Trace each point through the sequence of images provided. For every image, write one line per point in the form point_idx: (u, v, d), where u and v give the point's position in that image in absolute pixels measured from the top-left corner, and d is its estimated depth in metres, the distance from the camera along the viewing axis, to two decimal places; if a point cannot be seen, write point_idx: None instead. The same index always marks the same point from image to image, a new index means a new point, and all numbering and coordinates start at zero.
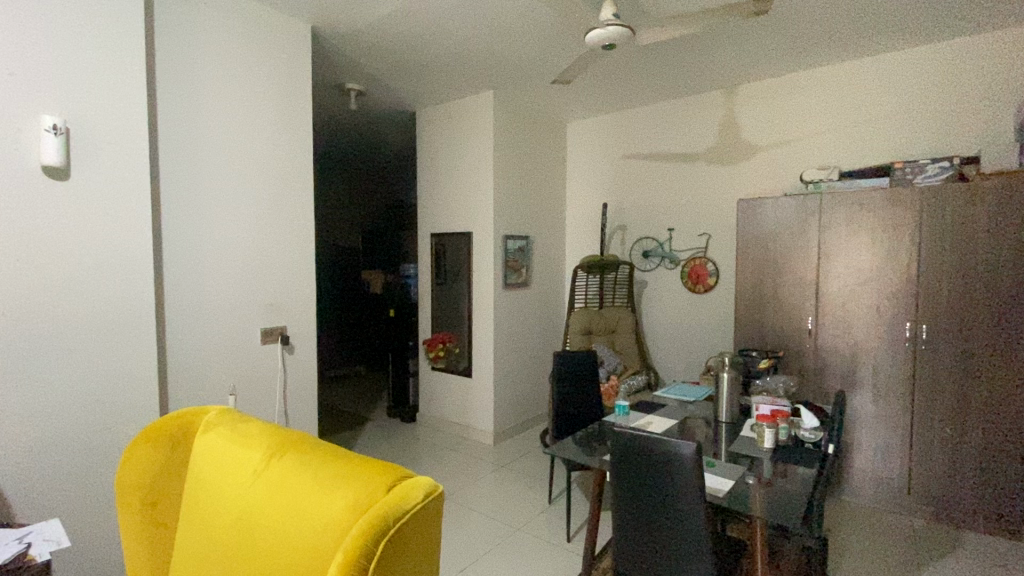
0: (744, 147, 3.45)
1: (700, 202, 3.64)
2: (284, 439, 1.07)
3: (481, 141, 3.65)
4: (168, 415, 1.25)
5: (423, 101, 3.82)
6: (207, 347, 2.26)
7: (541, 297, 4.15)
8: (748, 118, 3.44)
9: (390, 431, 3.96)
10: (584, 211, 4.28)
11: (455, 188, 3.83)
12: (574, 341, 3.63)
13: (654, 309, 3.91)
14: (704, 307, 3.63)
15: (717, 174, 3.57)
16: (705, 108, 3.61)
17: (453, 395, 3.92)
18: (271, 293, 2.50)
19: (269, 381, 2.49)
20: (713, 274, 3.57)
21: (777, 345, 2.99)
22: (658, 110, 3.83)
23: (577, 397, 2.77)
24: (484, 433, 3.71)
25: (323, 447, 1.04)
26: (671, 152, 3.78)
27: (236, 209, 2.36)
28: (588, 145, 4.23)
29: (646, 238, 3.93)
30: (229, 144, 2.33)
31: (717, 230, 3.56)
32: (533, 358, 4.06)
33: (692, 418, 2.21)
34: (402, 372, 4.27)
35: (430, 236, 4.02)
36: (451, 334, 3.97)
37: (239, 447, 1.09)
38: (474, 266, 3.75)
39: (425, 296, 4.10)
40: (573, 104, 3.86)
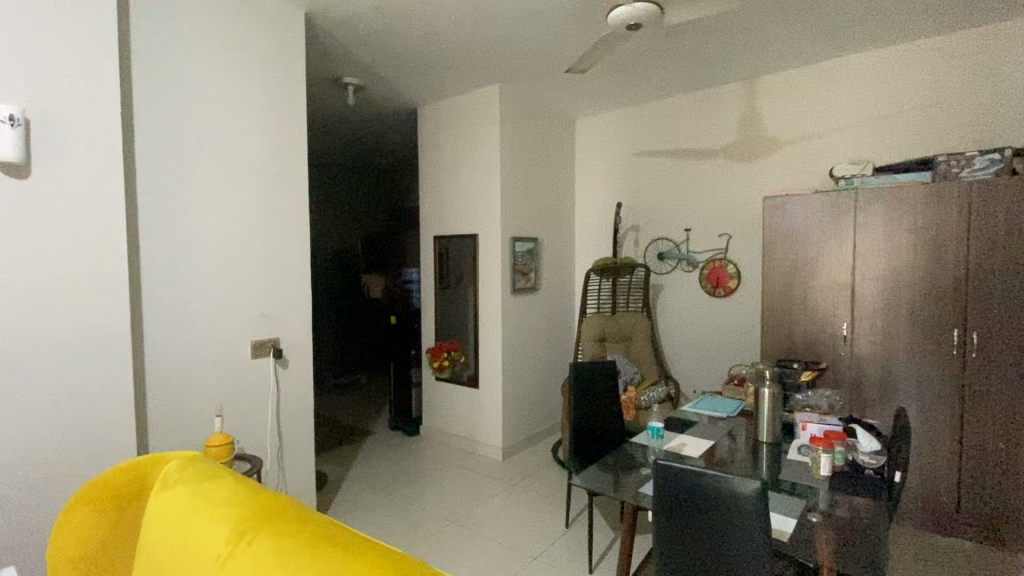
0: (767, 141, 3.24)
1: (720, 200, 3.43)
2: (259, 513, 0.93)
3: (487, 138, 3.44)
4: (110, 472, 1.09)
5: (426, 96, 3.62)
6: (190, 362, 2.04)
7: (551, 302, 3.92)
8: (771, 110, 3.23)
9: (392, 445, 3.73)
10: (595, 211, 4.07)
11: (460, 187, 3.62)
12: (587, 350, 3.42)
13: (671, 314, 3.69)
14: (725, 312, 3.41)
15: (738, 171, 3.36)
16: (725, 101, 3.40)
17: (459, 407, 3.69)
18: (262, 302, 2.28)
19: (260, 398, 2.27)
20: (734, 277, 3.35)
21: (808, 353, 2.78)
22: (673, 104, 3.63)
23: (596, 417, 2.55)
24: (492, 448, 3.49)
25: (307, 524, 0.90)
26: (688, 148, 3.57)
27: (223, 210, 2.15)
28: (598, 142, 4.02)
29: (662, 239, 3.71)
30: (214, 139, 2.12)
31: (738, 230, 3.35)
32: (543, 367, 3.84)
33: (730, 439, 2.01)
34: (404, 382, 4.05)
35: (434, 238, 3.81)
36: (456, 341, 3.75)
37: (204, 522, 0.94)
38: (481, 270, 3.53)
39: (428, 302, 3.88)
40: (583, 98, 3.65)
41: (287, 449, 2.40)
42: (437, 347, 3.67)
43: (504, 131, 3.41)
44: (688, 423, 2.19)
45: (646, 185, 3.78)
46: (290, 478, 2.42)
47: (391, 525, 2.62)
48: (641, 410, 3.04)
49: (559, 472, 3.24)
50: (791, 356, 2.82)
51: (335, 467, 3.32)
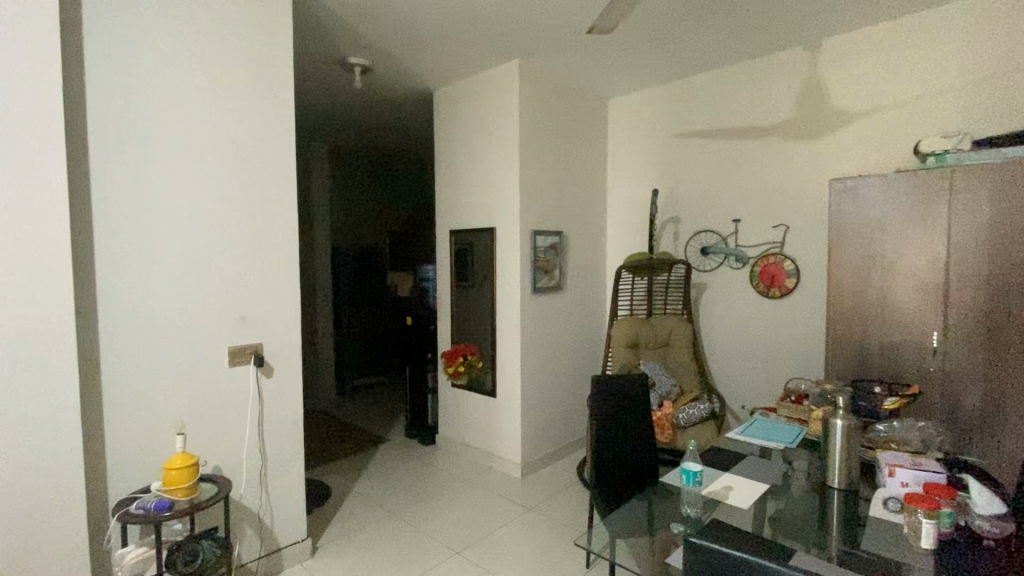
0: (834, 115, 2.74)
1: (776, 185, 2.95)
2: None
3: (505, 121, 3.10)
4: None
5: (441, 77, 3.32)
6: (154, 371, 1.82)
7: (578, 302, 3.55)
8: (841, 77, 2.72)
9: (405, 455, 3.48)
10: (630, 201, 3.65)
11: (476, 176, 3.30)
12: (617, 357, 3.02)
13: (715, 317, 3.24)
14: (781, 316, 2.94)
15: (797, 150, 2.87)
16: (782, 70, 2.92)
17: (476, 416, 3.39)
18: (239, 303, 2.04)
19: (237, 411, 2.02)
20: (792, 275, 2.87)
21: (886, 370, 2.29)
22: (720, 77, 3.17)
23: (626, 446, 2.18)
24: (510, 463, 3.16)
25: None
26: (736, 126, 3.10)
27: (193, 199, 1.91)
28: (635, 123, 3.59)
29: (706, 231, 3.26)
30: (183, 119, 1.88)
31: (798, 220, 2.86)
32: (569, 374, 3.47)
33: (791, 482, 1.59)
34: (420, 386, 3.80)
35: (450, 233, 3.51)
36: (473, 344, 3.42)
37: None
38: (498, 267, 3.21)
39: (445, 301, 3.59)
40: (615, 72, 3.24)
41: (272, 468, 2.15)
42: (452, 351, 3.35)
43: (524, 112, 3.06)
44: (738, 456, 1.78)
45: (688, 171, 3.34)
46: (276, 498, 2.17)
47: (388, 554, 2.34)
48: (681, 430, 2.62)
49: (584, 495, 2.88)
50: (866, 373, 2.34)
51: (341, 479, 3.09)
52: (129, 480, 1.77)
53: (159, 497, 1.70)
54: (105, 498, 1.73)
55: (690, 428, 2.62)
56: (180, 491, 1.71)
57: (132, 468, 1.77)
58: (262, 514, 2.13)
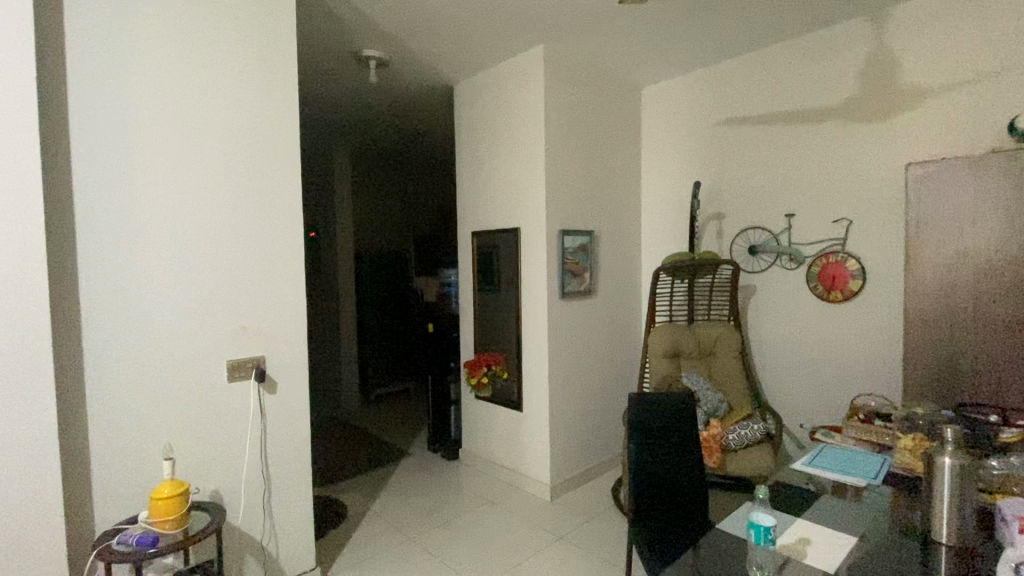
0: (905, 92, 2.40)
1: (838, 175, 2.60)
2: None
3: (529, 113, 2.86)
4: None
5: (461, 69, 3.12)
6: (144, 387, 1.66)
7: (611, 307, 3.27)
8: (912, 49, 2.37)
9: (427, 472, 3.28)
10: (667, 197, 3.35)
11: (499, 173, 3.08)
12: (657, 368, 2.75)
13: (766, 323, 2.91)
14: (845, 323, 2.59)
15: (862, 134, 2.52)
16: (840, 45, 2.59)
17: (501, 430, 3.16)
18: (239, 313, 1.87)
19: (236, 430, 1.85)
20: (858, 276, 2.53)
21: (983, 394, 1.96)
22: (768, 58, 2.85)
23: (674, 482, 1.89)
24: (538, 483, 2.92)
25: None
26: (788, 111, 2.78)
27: (187, 199, 1.75)
28: (672, 113, 3.30)
29: (754, 228, 2.94)
30: (176, 111, 1.73)
31: (863, 213, 2.52)
32: (601, 385, 3.19)
33: (883, 531, 1.30)
34: (442, 398, 3.60)
35: (472, 235, 3.30)
36: (498, 353, 3.19)
37: None
38: (524, 270, 2.97)
39: (468, 307, 3.37)
40: (649, 56, 2.96)
41: (276, 493, 1.97)
42: (474, 361, 3.11)
43: (550, 101, 2.81)
44: (811, 497, 1.48)
45: (732, 162, 3.03)
46: (282, 524, 1.99)
47: None
48: (729, 453, 2.34)
49: (621, 522, 2.60)
50: (957, 397, 2.02)
51: (358, 498, 2.92)
52: (116, 507, 1.62)
53: (147, 529, 1.52)
54: (91, 529, 1.58)
55: (740, 451, 2.34)
56: (169, 523, 1.52)
57: (119, 495, 1.62)
58: (266, 542, 1.95)
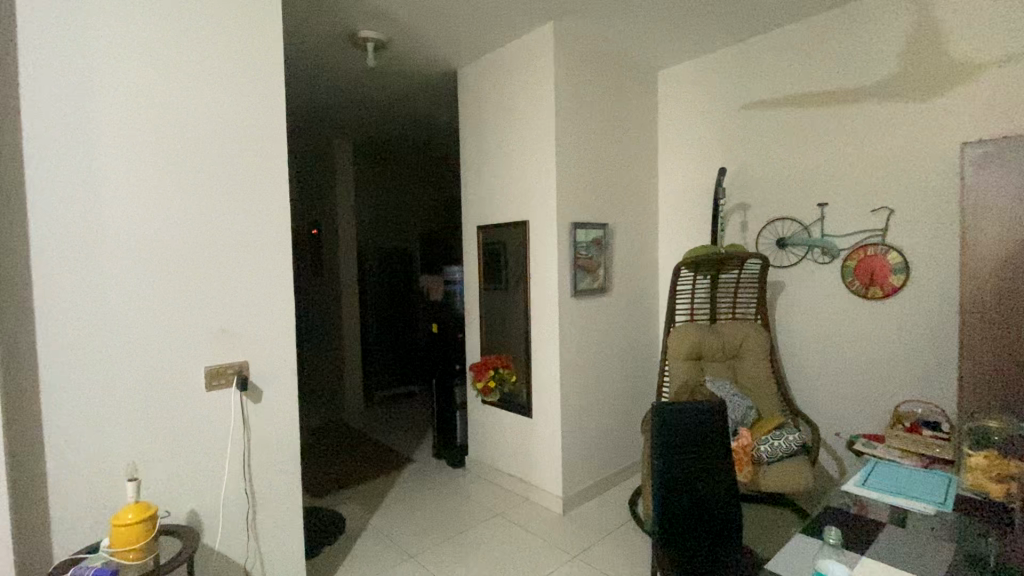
0: (955, 66, 2.15)
1: (878, 159, 2.37)
2: None
3: (538, 97, 2.66)
4: None
5: (465, 52, 2.91)
6: (109, 397, 1.49)
7: (626, 305, 3.06)
8: (963, 17, 2.13)
9: (432, 481, 3.10)
10: (686, 188, 3.13)
11: (506, 163, 2.88)
12: (677, 372, 2.56)
13: (797, 323, 2.68)
14: (886, 322, 2.36)
15: (906, 113, 2.28)
16: (879, 16, 2.35)
17: (510, 437, 2.96)
18: (220, 314, 1.69)
19: (217, 443, 1.67)
20: (900, 270, 2.30)
21: None
22: (797, 35, 2.62)
23: (703, 502, 1.69)
24: (549, 495, 2.72)
25: None
26: (819, 91, 2.55)
27: (157, 187, 1.57)
28: (690, 98, 3.08)
29: (782, 220, 2.71)
30: (144, 87, 1.55)
31: (906, 201, 2.29)
32: (616, 389, 2.99)
33: (965, 570, 1.09)
34: (448, 402, 3.42)
35: (477, 229, 3.10)
36: (505, 355, 2.99)
37: None
38: (533, 266, 2.77)
39: (474, 305, 3.18)
40: (665, 34, 2.74)
41: (261, 513, 1.80)
42: (481, 364, 2.95)
43: (560, 83, 2.60)
44: (874, 528, 1.27)
45: (757, 149, 2.80)
46: (267, 546, 1.81)
47: None
48: (761, 466, 2.13)
49: (640, 539, 2.39)
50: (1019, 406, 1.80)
51: (358, 511, 2.74)
52: (79, 532, 1.44)
53: (107, 561, 1.33)
54: (49, 558, 1.41)
55: (772, 464, 2.13)
56: (132, 553, 1.33)
57: (81, 518, 1.45)
58: (251, 565, 1.78)
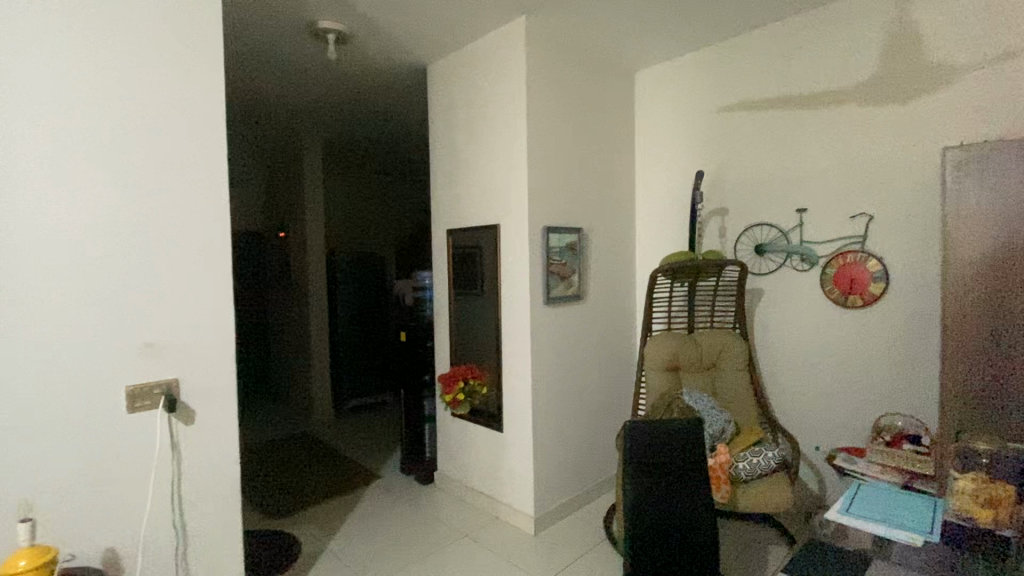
0: (935, 70, 2.09)
1: (857, 164, 2.30)
2: None
3: (508, 95, 2.53)
4: None
5: (435, 47, 2.77)
6: (12, 420, 1.33)
7: (602, 313, 2.95)
8: (943, 19, 2.07)
9: (397, 499, 2.93)
10: (663, 192, 3.04)
11: (476, 164, 2.75)
12: (654, 383, 2.45)
13: (775, 332, 2.60)
14: (866, 331, 2.29)
15: (886, 117, 2.22)
16: (858, 18, 2.28)
17: (480, 452, 2.82)
18: (145, 324, 1.53)
19: (141, 468, 1.52)
20: (880, 279, 2.23)
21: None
22: (774, 35, 2.55)
23: (680, 528, 1.58)
24: (519, 514, 2.59)
25: None
26: (797, 94, 2.48)
27: (71, 184, 1.41)
28: (667, 100, 3.00)
29: (761, 225, 2.63)
30: (60, 74, 1.39)
31: (886, 207, 2.22)
32: (591, 400, 2.87)
33: None
34: (416, 415, 3.25)
35: (446, 233, 2.96)
36: (475, 366, 2.85)
37: None
38: (503, 273, 2.64)
39: (443, 312, 3.03)
40: (642, 33, 2.64)
41: (194, 546, 1.63)
42: (450, 375, 2.75)
43: (532, 80, 2.48)
44: (859, 565, 1.16)
45: (735, 152, 2.72)
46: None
47: None
48: (739, 484, 2.03)
49: (613, 561, 2.27)
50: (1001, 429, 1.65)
51: (315, 532, 2.57)
52: None
53: None
54: None
55: (751, 482, 2.04)
56: None
57: None
58: None
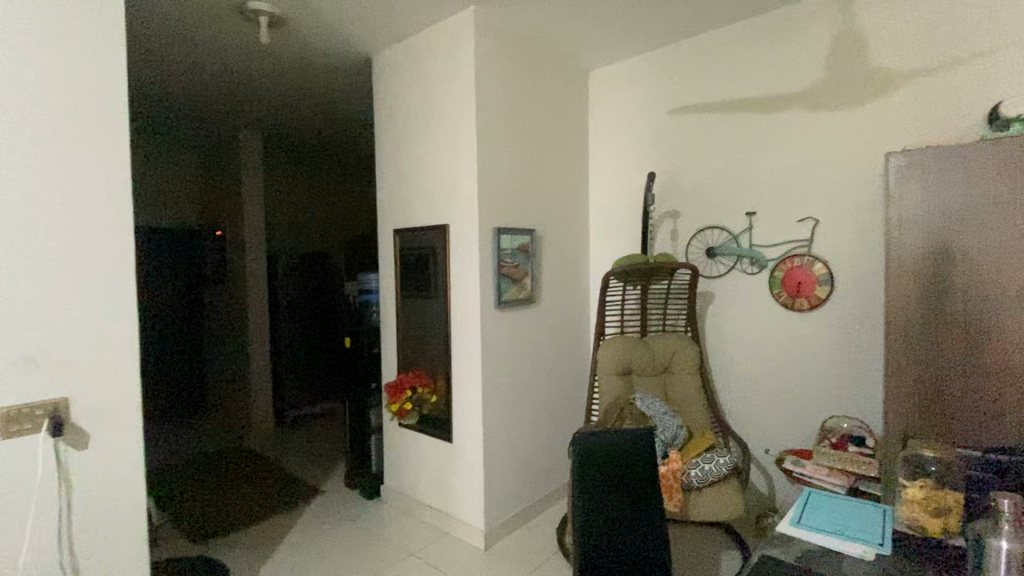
0: (877, 77, 2.13)
1: (804, 168, 2.32)
2: None
3: (458, 89, 2.41)
4: None
5: (380, 36, 2.61)
6: None
7: (555, 316, 2.87)
8: (884, 27, 2.11)
9: (340, 516, 2.75)
10: (615, 193, 3.01)
11: (423, 161, 2.61)
12: (606, 388, 2.39)
13: (725, 335, 2.59)
14: (812, 334, 2.31)
15: (831, 123, 2.24)
16: (805, 24, 2.31)
17: (428, 463, 2.68)
18: (24, 337, 1.37)
19: (21, 495, 1.38)
20: (825, 282, 2.26)
21: (972, 423, 1.61)
22: (725, 39, 2.55)
23: (629, 543, 1.51)
24: (470, 527, 2.47)
25: None
26: (746, 97, 2.49)
27: None
28: (620, 100, 2.96)
29: (712, 228, 2.62)
30: None
31: (830, 212, 2.25)
32: (544, 407, 2.78)
33: None
34: (362, 425, 3.07)
35: (393, 233, 2.81)
36: (424, 373, 2.71)
37: None
38: (453, 275, 2.52)
39: (389, 317, 2.87)
40: (595, 30, 2.59)
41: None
42: (397, 383, 2.62)
43: (483, 75, 2.38)
44: None
45: (687, 154, 2.71)
46: None
47: None
48: (691, 493, 1.99)
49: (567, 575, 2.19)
50: (942, 433, 1.66)
51: (247, 558, 2.35)
52: None
53: None
54: None
55: (703, 490, 2.00)
56: None
57: None
58: None
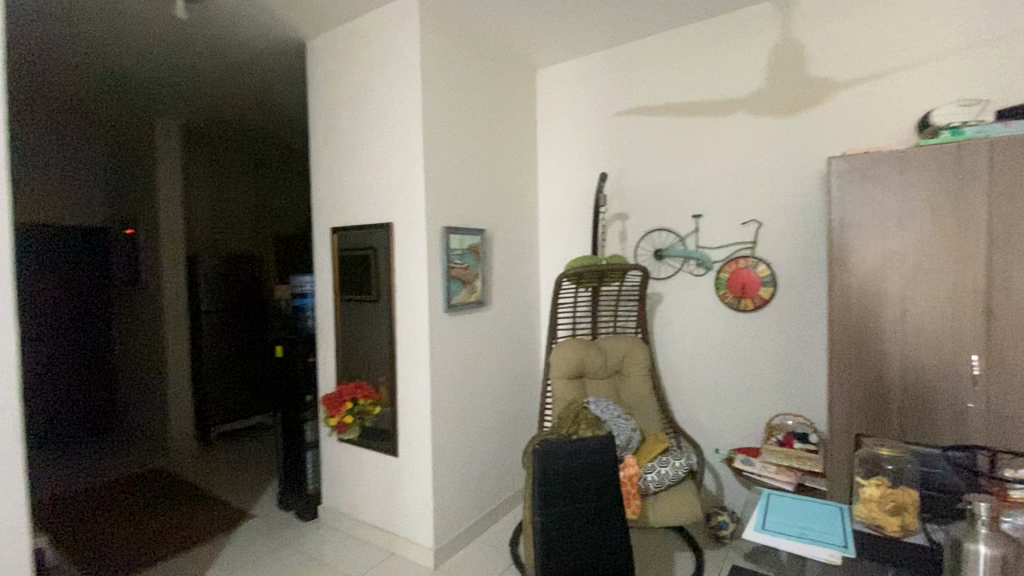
0: (814, 86, 2.21)
1: (747, 172, 2.37)
2: None
3: (401, 80, 2.27)
4: None
5: (313, 20, 2.41)
6: None
7: (504, 320, 2.77)
8: (820, 39, 2.20)
9: (272, 542, 2.50)
10: (564, 194, 2.96)
11: (363, 156, 2.44)
12: (560, 393, 2.33)
13: (673, 336, 2.61)
14: (756, 334, 2.37)
15: (774, 128, 2.31)
16: (747, 32, 2.36)
17: (371, 480, 2.49)
18: None
19: None
20: (768, 283, 2.31)
21: (910, 418, 1.67)
22: (670, 43, 2.57)
23: (591, 556, 1.44)
24: (417, 546, 2.32)
25: None
26: (691, 102, 2.52)
27: None
28: (568, 100, 2.92)
29: (661, 230, 2.62)
30: None
31: (773, 215, 2.31)
32: (495, 414, 2.68)
33: None
34: (295, 440, 2.82)
35: (329, 232, 2.60)
36: (366, 383, 2.52)
37: None
38: (397, 278, 2.36)
39: (326, 323, 2.66)
40: (543, 27, 2.53)
41: None
42: (335, 395, 2.41)
43: (428, 66, 2.24)
44: None
45: (634, 156, 2.70)
46: None
47: None
48: (647, 497, 1.96)
49: None
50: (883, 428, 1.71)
51: None
52: None
53: None
54: None
55: (659, 493, 1.98)
56: None
57: None
58: None
